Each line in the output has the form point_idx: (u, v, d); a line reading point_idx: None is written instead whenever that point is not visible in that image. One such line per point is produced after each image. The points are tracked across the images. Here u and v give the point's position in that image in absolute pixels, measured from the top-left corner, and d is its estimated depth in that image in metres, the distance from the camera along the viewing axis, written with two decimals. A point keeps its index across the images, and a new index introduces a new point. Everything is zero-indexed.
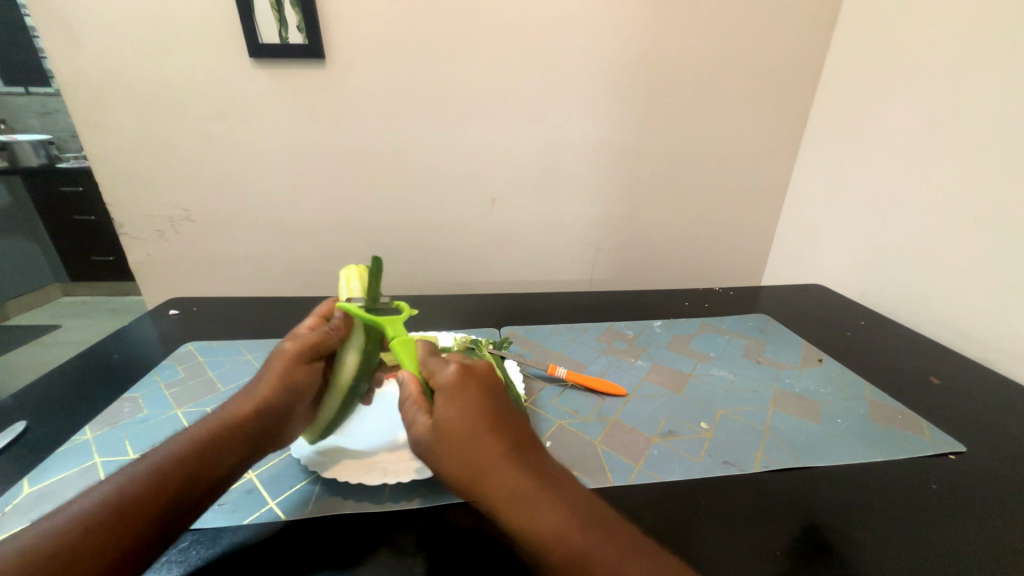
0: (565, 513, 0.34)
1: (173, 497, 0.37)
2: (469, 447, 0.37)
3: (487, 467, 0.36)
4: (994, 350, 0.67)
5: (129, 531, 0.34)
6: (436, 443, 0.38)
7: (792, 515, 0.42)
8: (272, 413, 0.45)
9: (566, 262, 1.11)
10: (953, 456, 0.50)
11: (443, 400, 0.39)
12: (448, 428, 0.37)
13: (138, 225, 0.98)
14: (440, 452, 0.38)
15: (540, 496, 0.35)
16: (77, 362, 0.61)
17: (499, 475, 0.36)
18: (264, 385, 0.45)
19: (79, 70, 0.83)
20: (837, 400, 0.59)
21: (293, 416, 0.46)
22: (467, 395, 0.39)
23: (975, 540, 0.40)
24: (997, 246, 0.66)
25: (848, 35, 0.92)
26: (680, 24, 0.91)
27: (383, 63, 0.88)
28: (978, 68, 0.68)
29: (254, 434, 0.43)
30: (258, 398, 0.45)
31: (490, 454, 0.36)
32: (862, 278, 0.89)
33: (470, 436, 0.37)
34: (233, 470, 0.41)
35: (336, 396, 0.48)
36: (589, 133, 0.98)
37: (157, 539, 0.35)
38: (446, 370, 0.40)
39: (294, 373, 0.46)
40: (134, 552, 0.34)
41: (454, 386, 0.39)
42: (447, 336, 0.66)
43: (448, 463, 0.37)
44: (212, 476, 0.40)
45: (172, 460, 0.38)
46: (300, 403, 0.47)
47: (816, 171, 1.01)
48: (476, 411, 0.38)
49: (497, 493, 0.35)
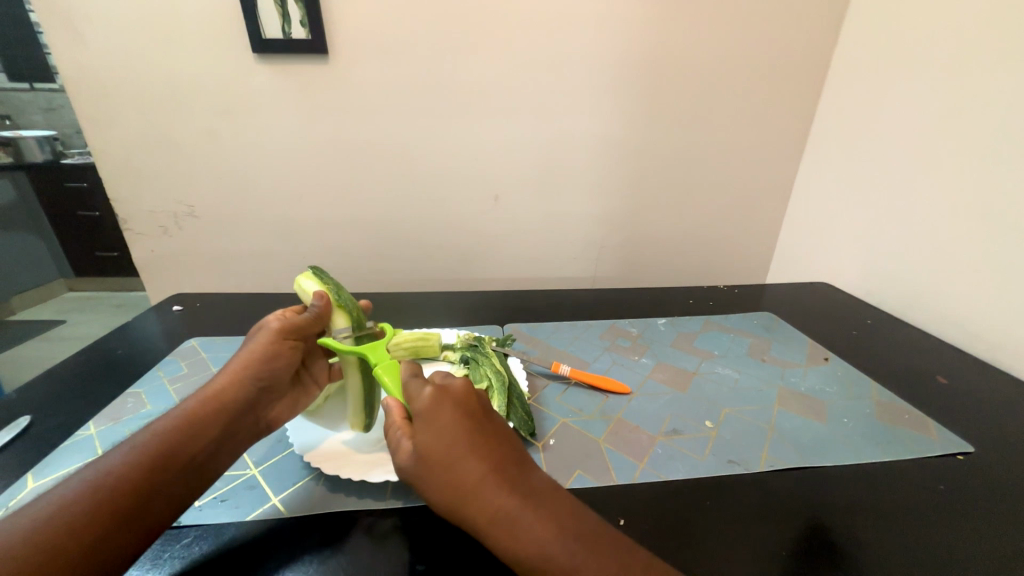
0: (551, 530, 0.34)
1: (157, 472, 0.38)
2: (451, 468, 0.36)
3: (471, 488, 0.36)
4: (1003, 349, 0.66)
5: (114, 505, 0.35)
6: (419, 468, 0.38)
7: (796, 515, 0.42)
8: (255, 387, 0.47)
9: (570, 260, 1.10)
10: (961, 456, 0.49)
11: (421, 424, 0.39)
12: (429, 450, 0.37)
13: (142, 221, 0.98)
14: (421, 476, 0.37)
15: (525, 515, 0.34)
16: (81, 357, 0.62)
17: (482, 495, 0.35)
18: (244, 360, 0.47)
19: (83, 65, 0.83)
20: (843, 399, 0.58)
21: (275, 392, 0.48)
22: (445, 415, 0.39)
23: (982, 540, 0.40)
24: (1005, 244, 0.65)
25: (857, 29, 0.90)
26: (686, 18, 0.90)
27: (386, 58, 0.87)
28: (988, 64, 0.67)
29: (237, 409, 0.45)
30: (238, 373, 0.46)
31: (471, 473, 0.36)
32: (869, 277, 0.88)
33: (449, 457, 0.37)
34: (217, 447, 0.42)
35: (354, 371, 0.48)
36: (594, 131, 0.97)
37: (143, 513, 0.36)
38: (423, 393, 0.40)
39: (277, 350, 0.49)
40: (120, 526, 0.34)
41: (431, 406, 0.39)
42: (450, 333, 0.65)
43: (432, 486, 0.37)
44: (195, 451, 0.41)
45: (154, 439, 0.40)
46: (282, 378, 0.49)
47: (822, 167, 1.00)
48: (455, 432, 0.38)
49: (481, 515, 0.35)
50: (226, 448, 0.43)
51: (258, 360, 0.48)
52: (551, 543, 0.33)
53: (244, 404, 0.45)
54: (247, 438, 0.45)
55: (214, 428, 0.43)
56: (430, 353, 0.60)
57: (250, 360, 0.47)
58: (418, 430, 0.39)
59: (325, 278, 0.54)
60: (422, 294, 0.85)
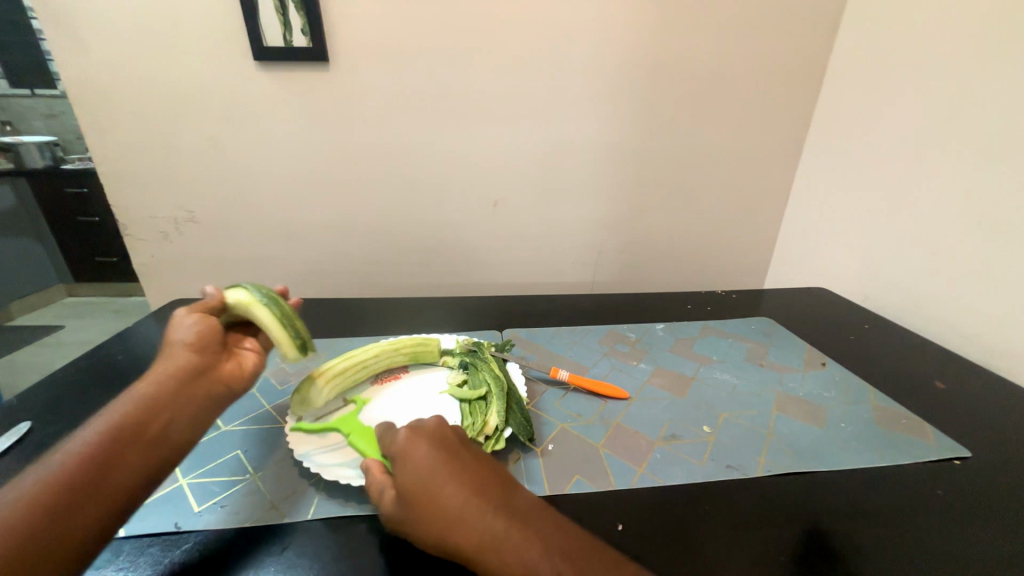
0: (538, 547, 0.34)
1: (113, 449, 0.37)
2: (433, 498, 0.37)
3: (455, 516, 0.36)
4: (1002, 355, 0.66)
5: (70, 486, 0.35)
6: (399, 505, 0.37)
7: (793, 520, 0.42)
8: (192, 353, 0.46)
9: (569, 265, 1.11)
10: (958, 461, 0.50)
11: (399, 463, 0.40)
12: (410, 483, 0.38)
13: (143, 226, 0.98)
14: (402, 511, 0.37)
15: (510, 535, 0.35)
16: (82, 363, 0.62)
17: (467, 522, 0.36)
18: (173, 342, 0.46)
19: (84, 72, 0.84)
20: (842, 404, 0.59)
21: (217, 355, 0.47)
22: (421, 450, 0.40)
23: (983, 547, 0.40)
24: (1000, 249, 0.65)
25: (852, 36, 0.91)
26: (682, 24, 0.90)
27: (385, 65, 0.88)
28: (982, 72, 0.67)
29: (182, 380, 0.44)
30: (172, 350, 0.46)
31: (453, 502, 0.37)
32: (866, 283, 0.88)
33: (431, 487, 0.38)
34: (171, 416, 0.41)
35: (258, 305, 0.48)
36: (591, 138, 0.98)
37: (105, 487, 0.36)
38: (397, 437, 0.42)
39: (196, 321, 0.48)
40: (79, 504, 0.34)
41: (408, 441, 0.41)
42: (449, 338, 0.65)
43: (417, 522, 0.36)
44: (150, 426, 0.40)
45: (105, 421, 0.39)
46: (216, 345, 0.48)
47: (818, 173, 1.01)
48: (432, 465, 0.39)
49: (468, 542, 0.35)
50: (184, 414, 0.42)
51: (184, 334, 0.47)
52: (541, 558, 0.34)
53: (191, 371, 0.44)
54: (205, 402, 0.44)
55: (163, 400, 0.42)
56: (428, 358, 0.60)
57: (178, 335, 0.47)
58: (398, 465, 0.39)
59: None
60: (422, 300, 0.85)
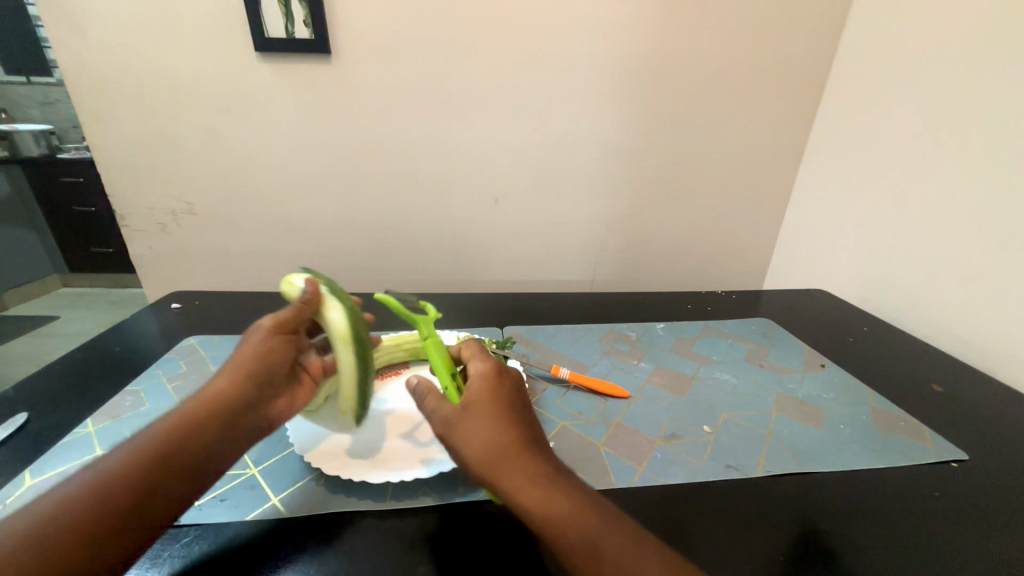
0: (574, 505, 0.35)
1: (156, 481, 0.36)
2: (497, 420, 0.39)
3: (514, 442, 0.38)
4: (1000, 360, 0.66)
5: (109, 518, 0.34)
6: (455, 421, 0.40)
7: (793, 520, 0.42)
8: (253, 384, 0.44)
9: (569, 263, 1.11)
10: (955, 464, 0.50)
11: (479, 383, 0.42)
12: (473, 405, 0.40)
13: (140, 218, 0.98)
14: (455, 427, 0.39)
15: (557, 482, 0.36)
16: (79, 355, 0.61)
17: (523, 452, 0.38)
18: (239, 360, 0.44)
19: (81, 60, 0.83)
20: (840, 406, 0.59)
21: (276, 387, 0.45)
22: (500, 384, 0.42)
23: (979, 549, 0.40)
24: (999, 254, 0.66)
25: (855, 39, 0.91)
26: (686, 23, 0.90)
27: (388, 59, 0.87)
28: (984, 76, 0.68)
29: (236, 409, 0.42)
30: (235, 371, 0.44)
31: (516, 432, 0.39)
32: (865, 285, 0.89)
33: (500, 412, 0.40)
34: (217, 446, 0.40)
35: (346, 347, 0.44)
36: (593, 136, 0.98)
37: (140, 521, 0.35)
38: (483, 365, 0.44)
39: (269, 346, 0.45)
40: (116, 531, 0.34)
41: (485, 373, 0.43)
42: (451, 335, 0.65)
43: (477, 432, 0.38)
44: (196, 453, 0.39)
45: (153, 443, 0.38)
46: (281, 374, 0.46)
47: (818, 175, 1.01)
48: (507, 398, 0.41)
49: (507, 469, 0.36)
50: (228, 449, 0.41)
51: (253, 357, 0.45)
52: (579, 511, 0.35)
53: (245, 404, 0.43)
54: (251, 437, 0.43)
55: (212, 426, 0.40)
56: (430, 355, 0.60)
57: (246, 356, 0.45)
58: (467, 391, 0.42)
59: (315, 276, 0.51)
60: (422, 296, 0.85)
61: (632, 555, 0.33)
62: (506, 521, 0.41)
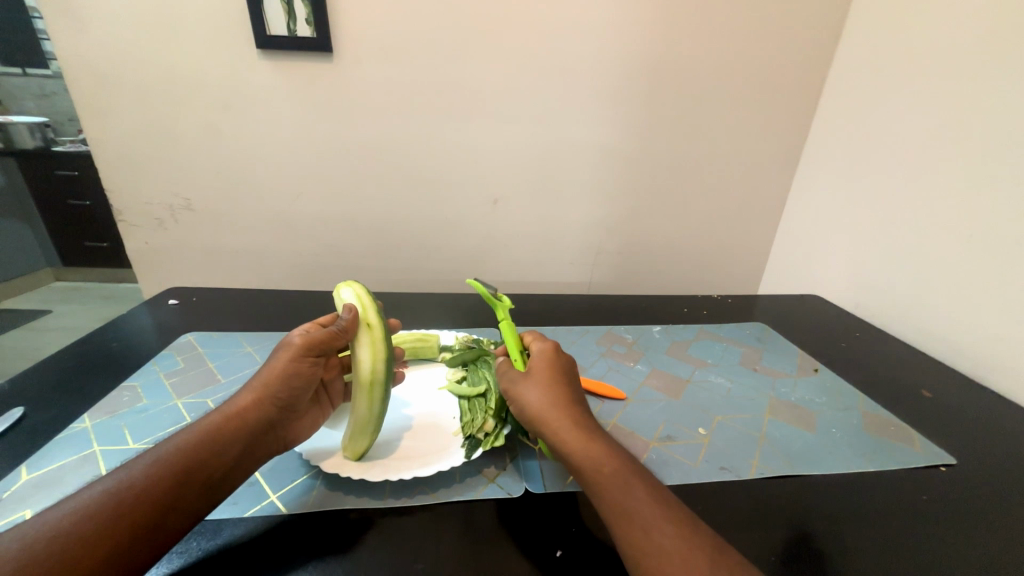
0: (610, 455, 0.38)
1: (174, 494, 0.35)
2: (555, 381, 0.44)
3: (567, 399, 0.42)
4: (988, 367, 0.68)
5: (128, 531, 0.33)
6: (523, 382, 0.44)
7: (785, 521, 0.43)
8: (274, 406, 0.43)
9: (567, 265, 1.11)
10: (943, 468, 0.51)
11: (542, 353, 0.47)
12: (538, 370, 0.45)
13: (137, 213, 0.97)
14: (521, 385, 0.44)
15: (597, 435, 0.40)
16: (76, 350, 0.61)
17: (572, 407, 0.42)
18: (265, 376, 0.44)
19: (80, 53, 0.82)
20: (832, 410, 0.60)
21: (293, 411, 0.45)
22: (560, 357, 0.47)
23: (966, 551, 0.41)
24: (991, 263, 0.67)
25: (852, 48, 0.93)
26: (686, 29, 0.91)
27: (390, 59, 0.88)
28: (977, 88, 0.69)
29: (258, 429, 0.42)
30: (260, 389, 0.43)
31: (568, 393, 0.43)
32: (858, 292, 0.90)
33: (557, 376, 0.44)
34: (237, 463, 0.40)
35: (366, 395, 0.45)
36: (592, 139, 0.99)
37: (156, 534, 0.34)
38: (543, 342, 0.49)
39: (298, 370, 0.45)
40: (129, 549, 0.32)
41: (546, 347, 0.48)
42: (448, 335, 0.67)
43: (537, 388, 0.43)
44: (216, 468, 0.38)
45: (177, 455, 0.37)
46: (303, 397, 0.46)
47: (814, 181, 1.02)
48: (564, 368, 0.46)
49: (567, 423, 0.40)
50: (244, 466, 0.41)
51: (279, 379, 0.44)
52: (614, 461, 0.38)
53: (265, 423, 0.42)
54: (265, 456, 0.43)
55: (236, 442, 0.40)
56: (427, 354, 0.63)
57: (271, 375, 0.44)
58: (534, 360, 0.46)
59: (362, 288, 0.51)
60: (419, 296, 0.85)
61: (657, 507, 0.35)
62: (504, 519, 0.41)
